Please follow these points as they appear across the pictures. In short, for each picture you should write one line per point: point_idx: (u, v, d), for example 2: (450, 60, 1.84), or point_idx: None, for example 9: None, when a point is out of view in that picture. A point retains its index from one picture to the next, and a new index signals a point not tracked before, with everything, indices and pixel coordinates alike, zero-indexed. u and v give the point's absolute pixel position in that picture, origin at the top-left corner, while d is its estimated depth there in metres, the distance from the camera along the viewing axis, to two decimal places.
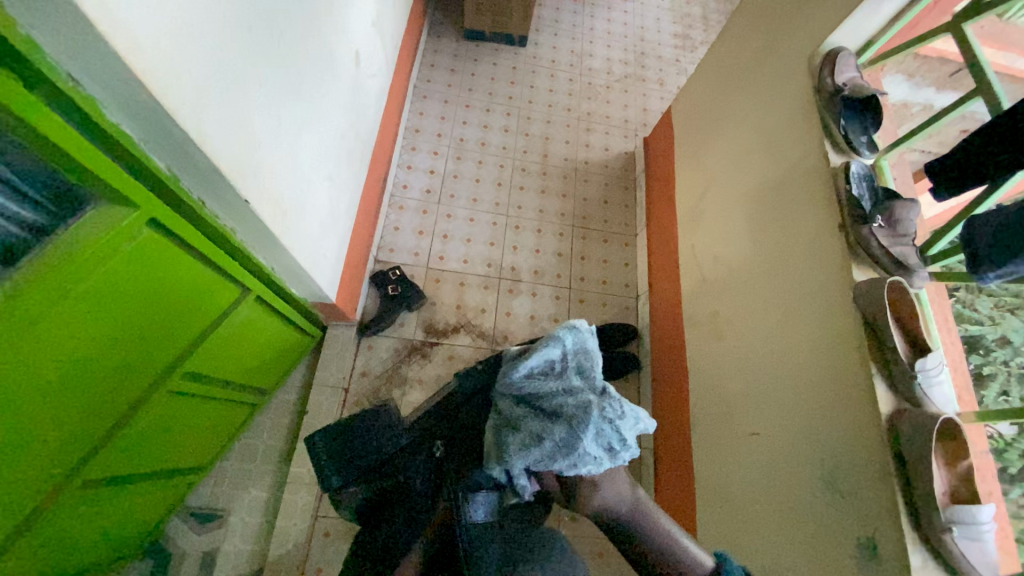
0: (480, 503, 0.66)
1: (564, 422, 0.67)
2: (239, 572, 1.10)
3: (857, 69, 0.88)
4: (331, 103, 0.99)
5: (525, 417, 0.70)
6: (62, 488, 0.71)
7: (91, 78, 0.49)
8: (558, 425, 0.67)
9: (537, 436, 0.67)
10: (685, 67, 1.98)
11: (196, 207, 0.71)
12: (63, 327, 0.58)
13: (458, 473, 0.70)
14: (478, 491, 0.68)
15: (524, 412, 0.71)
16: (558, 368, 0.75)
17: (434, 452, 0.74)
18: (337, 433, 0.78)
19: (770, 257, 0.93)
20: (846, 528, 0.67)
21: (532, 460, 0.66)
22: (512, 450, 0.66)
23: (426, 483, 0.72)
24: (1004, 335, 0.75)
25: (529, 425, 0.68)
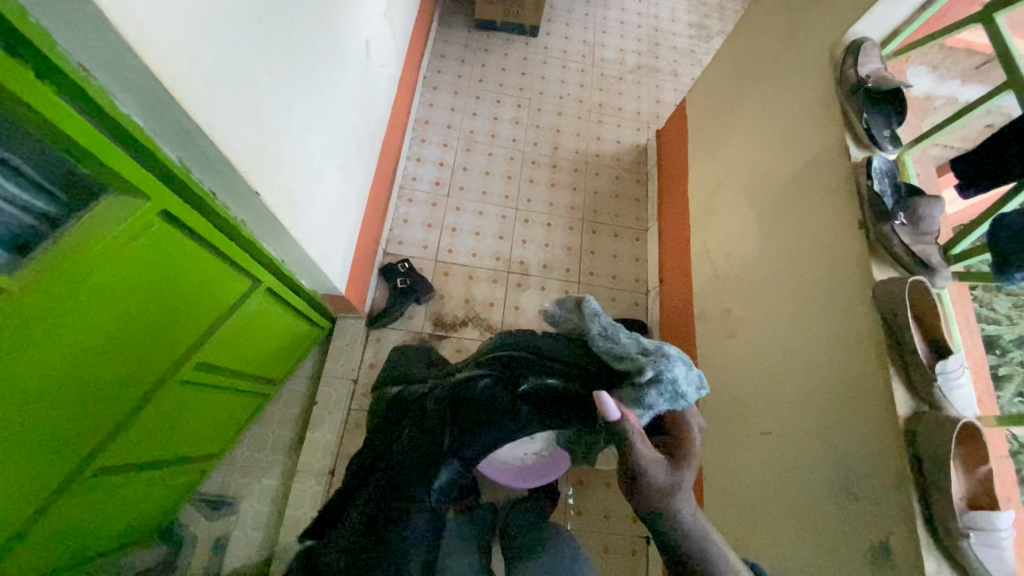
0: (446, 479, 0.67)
1: (661, 346, 0.69)
2: (251, 559, 1.12)
3: (882, 61, 0.85)
4: (342, 95, 0.98)
5: (622, 343, 0.70)
6: (78, 474, 0.72)
7: (103, 69, 0.49)
8: (652, 344, 0.69)
9: (630, 344, 0.70)
10: (699, 58, 1.94)
11: (207, 199, 0.71)
12: (78, 316, 0.59)
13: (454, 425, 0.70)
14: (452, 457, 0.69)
15: (614, 351, 0.70)
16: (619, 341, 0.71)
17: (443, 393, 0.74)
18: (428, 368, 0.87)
19: (785, 254, 0.91)
20: (859, 531, 0.66)
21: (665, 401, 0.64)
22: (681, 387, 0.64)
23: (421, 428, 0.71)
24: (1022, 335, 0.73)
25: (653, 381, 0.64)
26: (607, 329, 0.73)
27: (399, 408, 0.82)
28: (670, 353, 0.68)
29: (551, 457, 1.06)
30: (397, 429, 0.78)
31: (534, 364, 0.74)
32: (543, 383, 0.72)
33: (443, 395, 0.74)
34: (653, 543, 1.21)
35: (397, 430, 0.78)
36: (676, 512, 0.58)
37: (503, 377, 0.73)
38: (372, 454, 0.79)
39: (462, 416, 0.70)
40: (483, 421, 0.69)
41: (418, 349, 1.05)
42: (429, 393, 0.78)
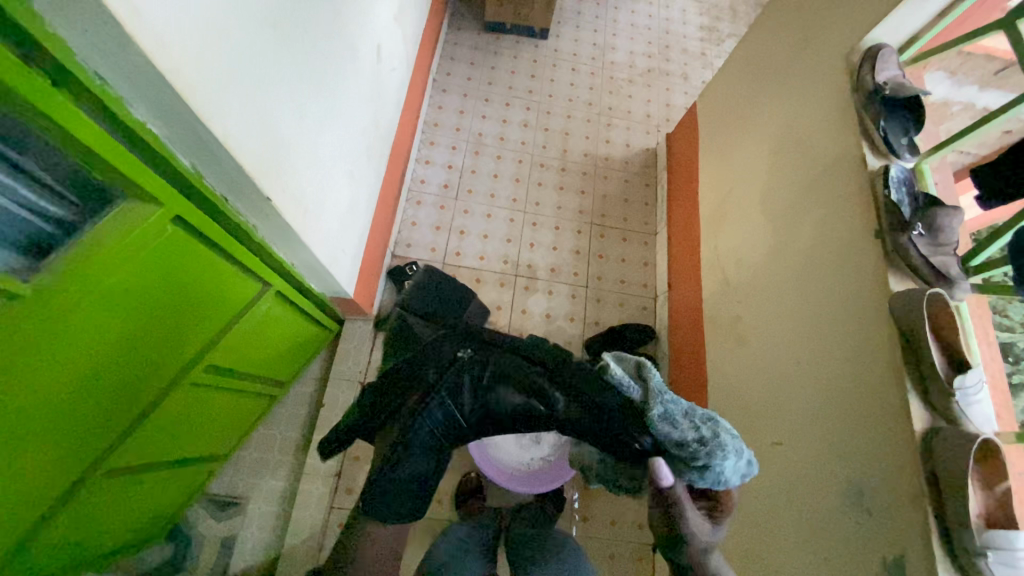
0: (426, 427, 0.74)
1: (723, 435, 0.71)
2: (257, 559, 1.13)
3: (900, 67, 0.84)
4: (353, 99, 0.98)
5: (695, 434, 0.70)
6: (89, 475, 0.73)
7: (119, 77, 0.50)
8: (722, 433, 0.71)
9: (692, 434, 0.70)
10: (711, 61, 1.92)
11: (219, 204, 0.72)
12: (92, 321, 0.59)
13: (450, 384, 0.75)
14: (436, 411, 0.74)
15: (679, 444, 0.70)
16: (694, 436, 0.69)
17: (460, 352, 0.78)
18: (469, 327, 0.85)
19: (798, 262, 0.90)
20: (872, 547, 0.65)
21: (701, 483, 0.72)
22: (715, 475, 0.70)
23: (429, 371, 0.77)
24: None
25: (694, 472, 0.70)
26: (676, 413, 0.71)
27: (425, 349, 0.82)
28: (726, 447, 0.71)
29: (556, 462, 1.09)
30: (416, 367, 0.80)
31: (598, 379, 0.73)
32: (610, 401, 0.71)
33: (470, 372, 0.76)
34: (659, 550, 1.20)
35: (419, 369, 0.80)
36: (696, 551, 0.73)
37: (558, 399, 0.72)
38: (389, 380, 0.82)
39: (455, 379, 0.75)
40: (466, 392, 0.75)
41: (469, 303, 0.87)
42: (468, 355, 0.77)
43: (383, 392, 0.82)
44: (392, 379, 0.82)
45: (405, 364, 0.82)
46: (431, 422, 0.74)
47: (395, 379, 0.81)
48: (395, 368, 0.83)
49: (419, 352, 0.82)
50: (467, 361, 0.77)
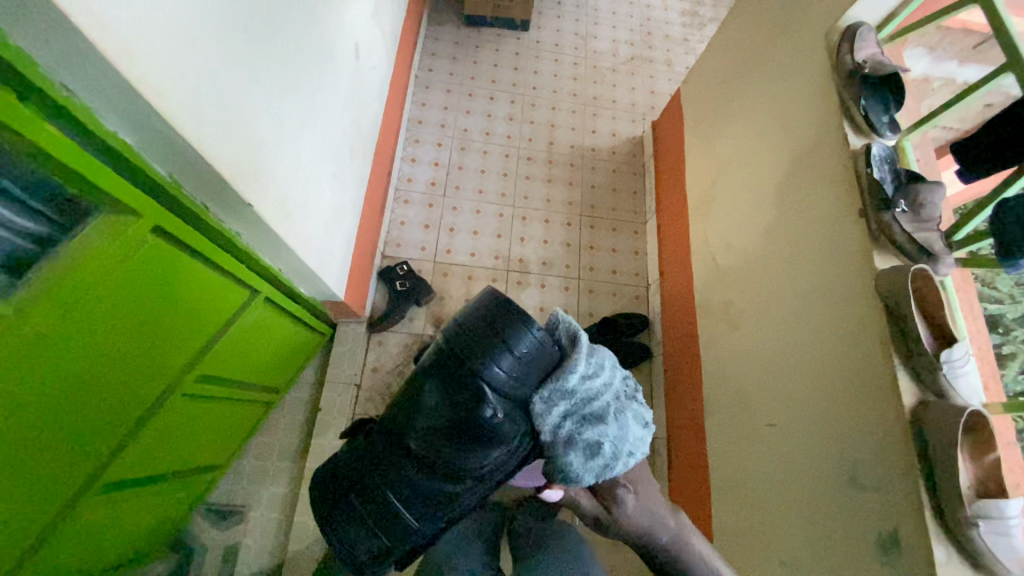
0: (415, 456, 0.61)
1: (617, 423, 0.62)
2: (261, 566, 1.13)
3: (878, 45, 0.84)
4: (332, 100, 0.97)
5: (579, 427, 0.60)
6: (84, 493, 0.72)
7: (87, 87, 0.48)
8: (614, 422, 0.62)
9: (599, 393, 0.61)
10: (693, 46, 1.92)
11: (200, 212, 0.71)
12: (75, 338, 0.59)
13: (456, 423, 0.58)
14: (432, 449, 0.60)
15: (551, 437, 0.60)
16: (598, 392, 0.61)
17: (481, 395, 0.55)
18: (517, 368, 0.57)
19: (785, 245, 0.91)
20: (867, 521, 0.66)
21: (596, 468, 0.61)
22: (596, 461, 0.60)
23: (436, 397, 0.59)
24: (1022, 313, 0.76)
25: (593, 442, 0.60)
26: (581, 388, 0.61)
27: (457, 399, 0.57)
28: (627, 444, 0.63)
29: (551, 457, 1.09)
30: (438, 435, 0.59)
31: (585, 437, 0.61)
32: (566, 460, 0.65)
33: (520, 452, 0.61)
34: None
35: (440, 437, 0.59)
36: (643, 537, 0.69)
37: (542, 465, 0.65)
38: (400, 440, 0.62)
39: (458, 419, 0.57)
40: (464, 437, 0.58)
41: (517, 328, 0.57)
42: (508, 429, 0.58)
43: (393, 455, 0.63)
44: (407, 450, 0.62)
45: (424, 421, 0.60)
46: (451, 502, 0.62)
47: (409, 447, 0.62)
48: (411, 431, 0.61)
49: (447, 405, 0.58)
50: (514, 436, 0.59)
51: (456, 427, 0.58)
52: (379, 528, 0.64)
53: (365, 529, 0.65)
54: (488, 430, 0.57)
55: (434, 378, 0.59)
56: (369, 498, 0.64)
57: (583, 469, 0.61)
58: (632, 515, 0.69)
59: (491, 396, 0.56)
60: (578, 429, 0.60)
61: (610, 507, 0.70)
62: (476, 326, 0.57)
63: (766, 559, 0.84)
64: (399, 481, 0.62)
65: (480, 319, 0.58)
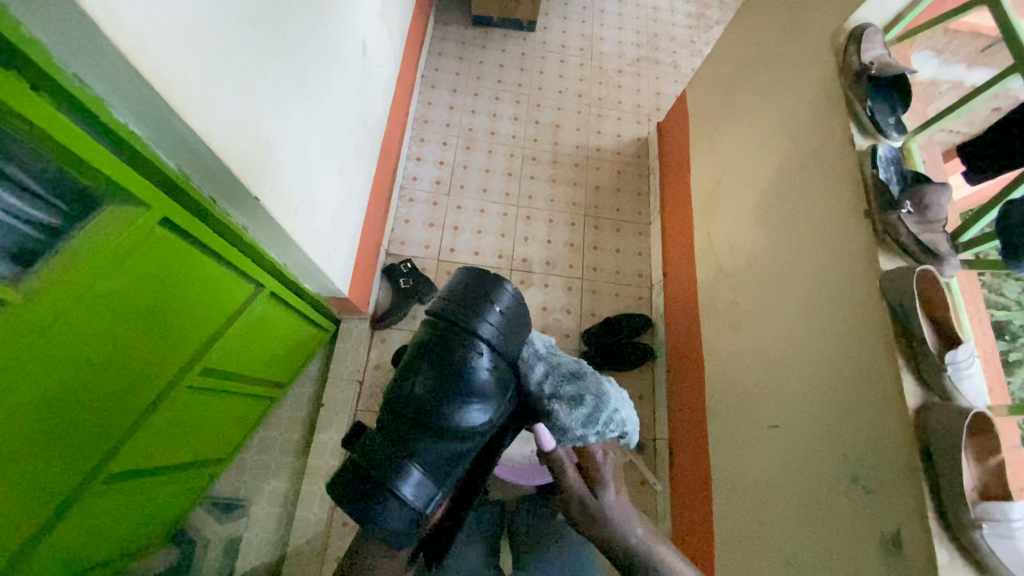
0: (437, 426, 0.60)
1: (594, 384, 0.73)
2: (262, 560, 1.13)
3: (885, 46, 0.84)
4: (339, 97, 0.98)
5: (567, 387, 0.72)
6: (89, 482, 0.73)
7: (98, 78, 0.49)
8: (591, 380, 0.74)
9: (570, 360, 0.76)
10: (699, 48, 1.92)
11: (208, 205, 0.72)
12: (83, 327, 0.59)
13: (460, 384, 0.61)
14: (446, 417, 0.60)
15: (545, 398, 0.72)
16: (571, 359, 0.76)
17: (478, 351, 0.61)
18: (503, 323, 0.64)
19: (790, 246, 0.90)
20: (870, 523, 0.66)
21: (587, 427, 0.69)
22: (582, 421, 0.69)
23: (437, 365, 0.61)
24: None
25: (579, 402, 0.70)
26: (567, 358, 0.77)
27: (454, 356, 0.61)
28: (611, 397, 0.72)
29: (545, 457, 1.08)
30: (441, 392, 0.60)
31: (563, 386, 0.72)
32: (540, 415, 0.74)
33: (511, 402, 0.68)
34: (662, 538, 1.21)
35: (444, 395, 0.60)
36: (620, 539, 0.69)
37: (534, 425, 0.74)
38: (406, 407, 0.61)
39: (461, 380, 0.61)
40: (472, 395, 0.61)
41: (494, 288, 0.64)
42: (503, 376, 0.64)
43: (405, 426, 0.60)
44: (414, 413, 0.61)
45: (426, 382, 0.61)
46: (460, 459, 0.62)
47: (416, 411, 0.61)
48: (411, 396, 0.61)
49: (442, 363, 0.61)
50: (505, 384, 0.65)
51: (463, 387, 0.61)
52: (401, 500, 0.56)
53: (391, 503, 0.56)
54: (491, 382, 0.62)
55: (430, 341, 0.63)
56: (382, 475, 0.57)
57: (574, 422, 0.69)
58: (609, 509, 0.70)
59: (486, 350, 0.62)
60: (562, 388, 0.71)
61: (595, 496, 0.70)
62: (463, 294, 0.63)
63: (767, 561, 0.84)
64: (413, 445, 0.59)
65: (463, 288, 0.64)
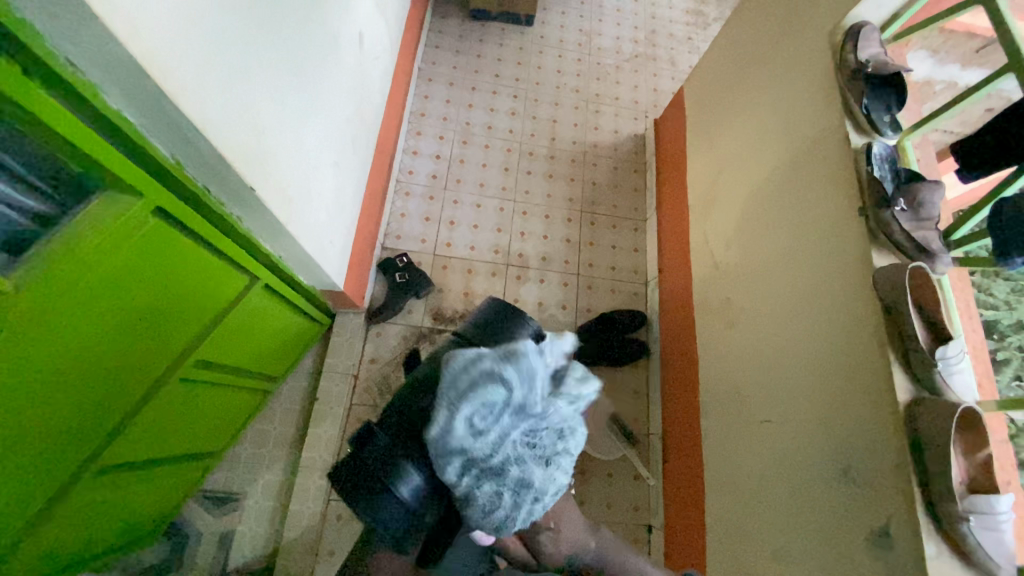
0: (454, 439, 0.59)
1: (516, 479, 0.60)
2: (256, 553, 1.13)
3: (881, 44, 0.84)
4: (336, 89, 0.97)
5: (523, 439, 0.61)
6: (82, 474, 0.72)
7: (92, 63, 0.48)
8: (511, 477, 0.59)
9: (494, 441, 0.58)
10: (697, 45, 1.92)
11: (202, 195, 0.71)
12: (76, 316, 0.59)
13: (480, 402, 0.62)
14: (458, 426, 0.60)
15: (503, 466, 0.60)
16: (493, 442, 0.58)
17: None
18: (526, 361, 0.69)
19: (784, 242, 0.91)
20: (860, 516, 0.67)
21: (493, 519, 0.59)
22: (489, 519, 0.59)
23: None
24: (1018, 320, 0.76)
25: (495, 496, 0.58)
26: (478, 446, 0.57)
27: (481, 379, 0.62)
28: (531, 493, 0.61)
29: None
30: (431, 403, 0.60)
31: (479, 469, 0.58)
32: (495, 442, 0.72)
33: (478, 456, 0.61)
34: (654, 531, 1.22)
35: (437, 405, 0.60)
36: (573, 558, 0.77)
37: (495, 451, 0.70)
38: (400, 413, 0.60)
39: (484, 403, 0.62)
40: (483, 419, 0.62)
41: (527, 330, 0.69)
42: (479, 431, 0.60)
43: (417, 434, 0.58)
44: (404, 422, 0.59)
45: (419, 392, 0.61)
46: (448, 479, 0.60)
47: (417, 420, 0.59)
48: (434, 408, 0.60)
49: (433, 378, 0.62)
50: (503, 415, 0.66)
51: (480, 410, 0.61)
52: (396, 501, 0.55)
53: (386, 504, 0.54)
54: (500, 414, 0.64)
55: None
56: (386, 474, 0.55)
57: (535, 483, 0.62)
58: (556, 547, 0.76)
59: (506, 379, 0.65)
60: (473, 488, 0.57)
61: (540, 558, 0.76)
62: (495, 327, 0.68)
63: (758, 554, 0.85)
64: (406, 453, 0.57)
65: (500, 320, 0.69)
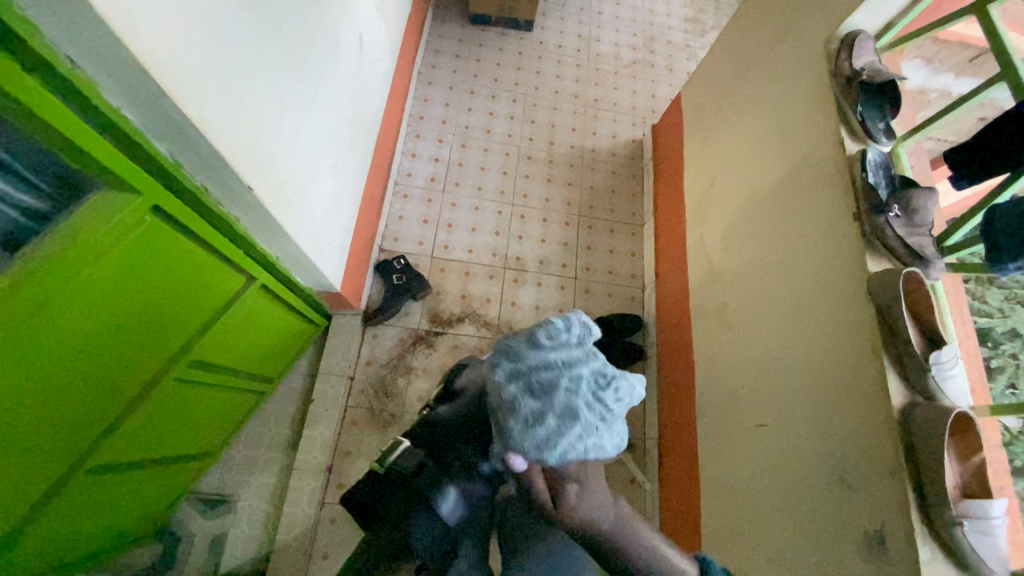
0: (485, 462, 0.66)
1: (563, 410, 0.54)
2: (249, 557, 1.12)
3: (876, 53, 0.85)
4: (335, 90, 0.97)
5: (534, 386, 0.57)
6: (74, 473, 0.72)
7: (91, 60, 0.48)
8: (558, 400, 0.54)
9: (550, 361, 0.56)
10: (695, 52, 1.93)
11: (199, 193, 0.71)
12: (70, 313, 0.58)
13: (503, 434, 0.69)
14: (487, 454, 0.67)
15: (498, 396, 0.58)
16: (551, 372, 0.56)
17: None
18: None
19: (780, 247, 0.92)
20: (855, 520, 0.67)
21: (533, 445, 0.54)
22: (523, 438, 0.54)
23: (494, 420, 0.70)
24: (1012, 328, 0.76)
25: (538, 419, 0.54)
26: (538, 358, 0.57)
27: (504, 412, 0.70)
28: (576, 426, 0.54)
29: None
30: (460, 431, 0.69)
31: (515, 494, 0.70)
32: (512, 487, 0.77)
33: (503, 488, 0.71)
34: None
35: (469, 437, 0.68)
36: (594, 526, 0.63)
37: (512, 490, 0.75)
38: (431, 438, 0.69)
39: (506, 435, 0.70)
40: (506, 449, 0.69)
41: None
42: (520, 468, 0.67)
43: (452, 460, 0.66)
44: (432, 449, 0.68)
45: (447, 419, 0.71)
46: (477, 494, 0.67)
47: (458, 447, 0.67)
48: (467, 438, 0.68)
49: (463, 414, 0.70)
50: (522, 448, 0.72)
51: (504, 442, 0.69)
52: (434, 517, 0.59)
53: (426, 519, 0.59)
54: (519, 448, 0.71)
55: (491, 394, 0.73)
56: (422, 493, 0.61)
57: (590, 427, 0.55)
58: (579, 505, 0.63)
59: None
60: (517, 401, 0.55)
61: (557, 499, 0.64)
62: None
63: (753, 559, 0.84)
64: (439, 475, 0.63)
65: None
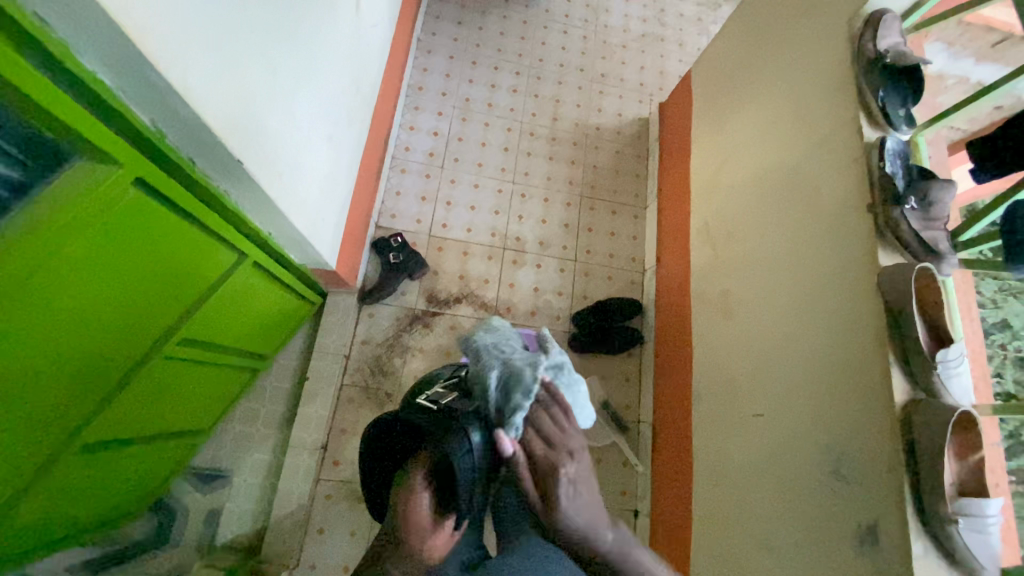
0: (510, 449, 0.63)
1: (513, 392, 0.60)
2: (245, 530, 1.13)
3: (901, 34, 0.81)
4: (331, 57, 0.92)
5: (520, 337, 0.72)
6: (63, 452, 0.71)
7: (62, 18, 0.44)
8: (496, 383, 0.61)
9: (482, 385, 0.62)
10: (707, 27, 1.86)
11: (185, 165, 0.67)
12: (51, 290, 0.56)
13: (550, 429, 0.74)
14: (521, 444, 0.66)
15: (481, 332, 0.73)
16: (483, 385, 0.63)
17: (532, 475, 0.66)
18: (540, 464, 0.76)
19: (786, 237, 0.90)
20: (849, 513, 0.67)
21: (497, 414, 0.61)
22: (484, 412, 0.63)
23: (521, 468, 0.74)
24: (1003, 319, 0.77)
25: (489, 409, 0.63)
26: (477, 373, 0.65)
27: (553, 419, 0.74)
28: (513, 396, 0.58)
29: None
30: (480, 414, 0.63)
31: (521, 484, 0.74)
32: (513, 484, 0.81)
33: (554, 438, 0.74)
34: (640, 517, 1.25)
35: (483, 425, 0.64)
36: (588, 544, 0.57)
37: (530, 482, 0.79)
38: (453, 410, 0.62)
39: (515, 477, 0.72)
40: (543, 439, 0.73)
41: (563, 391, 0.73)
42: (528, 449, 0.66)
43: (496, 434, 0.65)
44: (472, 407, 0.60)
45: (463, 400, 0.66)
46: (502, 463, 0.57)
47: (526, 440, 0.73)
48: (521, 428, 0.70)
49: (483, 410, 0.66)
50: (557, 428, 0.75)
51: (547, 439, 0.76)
52: (467, 443, 0.53)
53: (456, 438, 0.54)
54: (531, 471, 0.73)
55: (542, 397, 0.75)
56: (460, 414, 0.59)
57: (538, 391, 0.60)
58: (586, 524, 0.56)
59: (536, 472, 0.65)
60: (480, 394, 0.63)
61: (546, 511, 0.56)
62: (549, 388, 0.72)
63: (744, 545, 0.86)
64: (483, 410, 0.59)
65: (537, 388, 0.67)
